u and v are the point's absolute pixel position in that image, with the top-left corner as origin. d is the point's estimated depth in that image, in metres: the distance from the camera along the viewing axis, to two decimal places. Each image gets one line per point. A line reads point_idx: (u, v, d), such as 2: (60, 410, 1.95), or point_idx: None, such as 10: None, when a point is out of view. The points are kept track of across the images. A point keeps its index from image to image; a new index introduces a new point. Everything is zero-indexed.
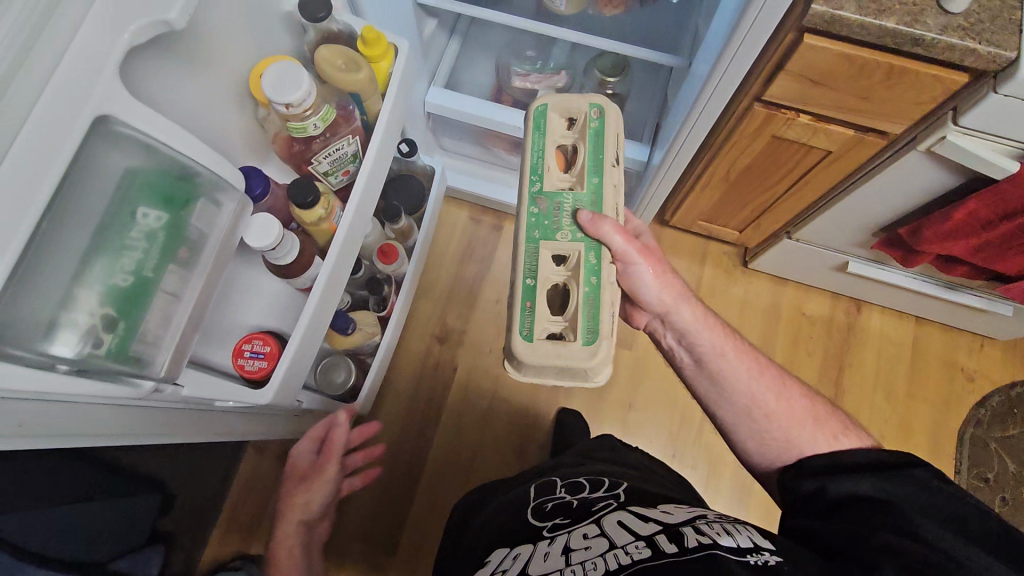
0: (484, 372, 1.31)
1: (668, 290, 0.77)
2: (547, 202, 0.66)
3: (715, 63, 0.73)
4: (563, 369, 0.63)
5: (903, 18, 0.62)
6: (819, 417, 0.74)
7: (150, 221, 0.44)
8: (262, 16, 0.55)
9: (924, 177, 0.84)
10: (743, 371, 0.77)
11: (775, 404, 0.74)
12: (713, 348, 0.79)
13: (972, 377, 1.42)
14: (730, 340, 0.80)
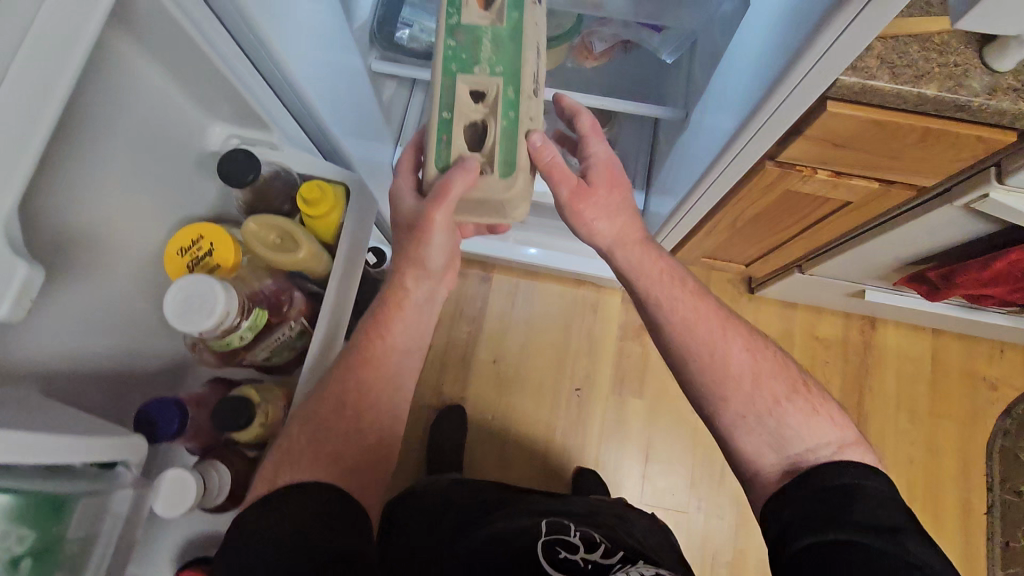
0: (485, 436, 1.23)
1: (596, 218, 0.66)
2: (466, 35, 0.54)
3: (723, 144, 0.63)
4: (481, 203, 0.55)
5: (945, 82, 0.52)
6: (765, 374, 0.62)
7: (20, 549, 0.46)
8: (163, 191, 0.62)
9: (957, 226, 0.75)
10: (685, 314, 0.65)
11: (712, 342, 0.63)
12: (658, 293, 0.67)
13: (995, 387, 1.32)
14: (676, 277, 0.67)
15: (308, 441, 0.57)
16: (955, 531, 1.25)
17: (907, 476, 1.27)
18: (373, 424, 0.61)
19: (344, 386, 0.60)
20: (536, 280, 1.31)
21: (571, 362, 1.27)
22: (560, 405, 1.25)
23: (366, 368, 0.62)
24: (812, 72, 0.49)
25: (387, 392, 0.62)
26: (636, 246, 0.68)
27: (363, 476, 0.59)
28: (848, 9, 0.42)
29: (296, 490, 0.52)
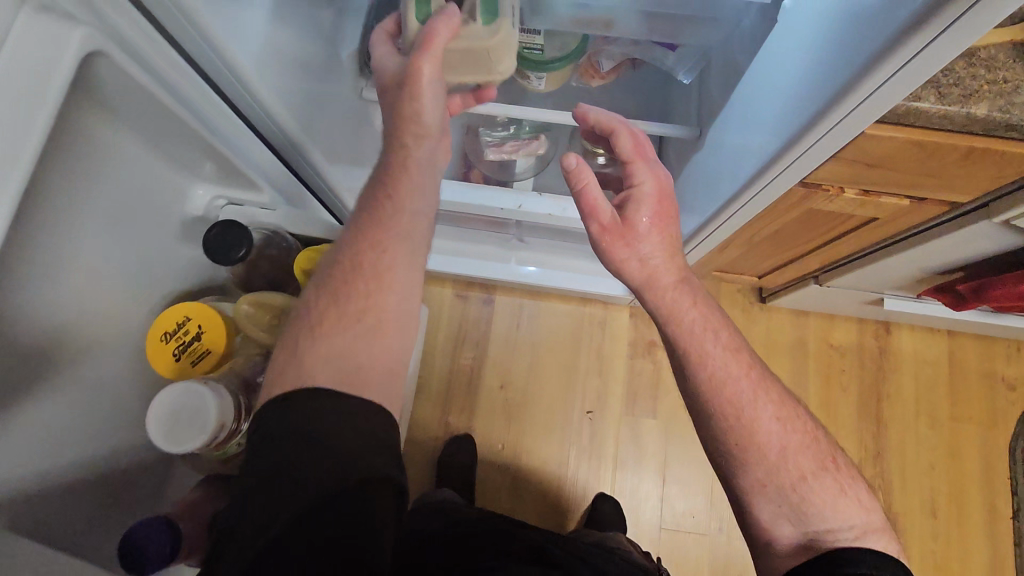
0: (495, 465, 1.19)
1: (623, 240, 0.60)
2: None
3: (754, 173, 0.59)
4: (469, 54, 0.56)
5: (995, 101, 0.48)
6: (795, 449, 0.56)
7: None
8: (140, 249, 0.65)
9: (991, 239, 0.71)
10: (713, 369, 0.57)
11: (747, 384, 0.57)
12: (688, 342, 0.59)
13: (1014, 386, 1.28)
14: (708, 327, 0.59)
15: (327, 335, 0.51)
16: (982, 539, 1.21)
17: (930, 484, 1.24)
18: (390, 293, 0.53)
19: (357, 258, 0.54)
20: (541, 299, 1.26)
21: (581, 383, 1.23)
22: (572, 428, 1.21)
23: (377, 231, 0.54)
24: (856, 112, 0.45)
25: (402, 258, 0.54)
26: (667, 288, 0.60)
27: (388, 362, 0.52)
28: (904, 49, 0.38)
29: (318, 393, 0.47)
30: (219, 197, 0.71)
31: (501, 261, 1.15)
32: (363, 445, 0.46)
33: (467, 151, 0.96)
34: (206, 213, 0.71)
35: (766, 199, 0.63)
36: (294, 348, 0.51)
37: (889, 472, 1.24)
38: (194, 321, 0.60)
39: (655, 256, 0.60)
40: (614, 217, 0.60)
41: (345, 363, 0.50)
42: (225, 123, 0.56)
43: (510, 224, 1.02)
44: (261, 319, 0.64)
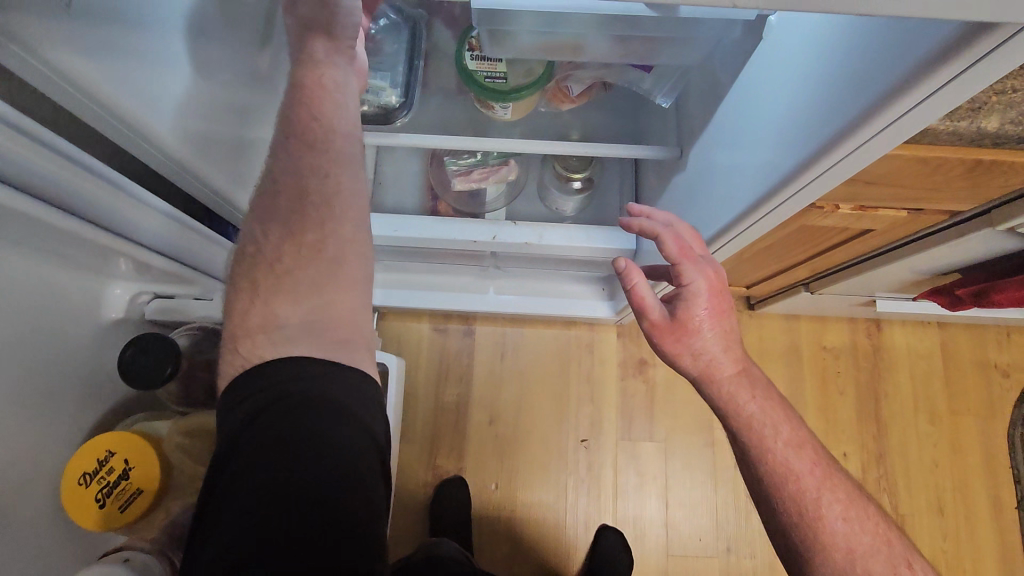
0: (490, 507, 1.13)
1: (676, 337, 0.59)
2: None
3: (748, 207, 0.53)
4: None
5: (1007, 113, 0.44)
6: (863, 553, 0.55)
7: None
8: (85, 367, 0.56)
9: (992, 244, 0.67)
10: (775, 464, 0.58)
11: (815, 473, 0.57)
12: (749, 434, 0.59)
13: (1007, 373, 1.26)
14: (768, 422, 0.59)
15: (291, 272, 0.51)
16: (992, 533, 1.19)
17: (935, 481, 1.21)
18: (341, 220, 0.52)
19: (300, 185, 0.51)
20: (524, 326, 1.21)
21: (573, 410, 1.18)
22: (568, 461, 1.15)
23: (317, 157, 0.51)
24: (873, 141, 0.40)
25: (345, 182, 0.53)
26: (725, 381, 0.59)
27: (350, 288, 0.52)
28: (945, 69, 0.33)
29: (305, 364, 0.47)
30: (143, 292, 0.62)
31: (478, 293, 1.09)
32: (353, 407, 0.48)
33: (431, 180, 0.89)
34: (128, 312, 0.61)
35: (759, 233, 0.59)
36: (259, 293, 0.51)
37: (894, 474, 1.21)
38: (120, 456, 0.50)
39: (710, 349, 0.59)
40: (664, 315, 0.59)
41: (316, 304, 0.51)
42: (102, 193, 0.50)
43: (486, 256, 0.96)
44: (200, 448, 0.57)
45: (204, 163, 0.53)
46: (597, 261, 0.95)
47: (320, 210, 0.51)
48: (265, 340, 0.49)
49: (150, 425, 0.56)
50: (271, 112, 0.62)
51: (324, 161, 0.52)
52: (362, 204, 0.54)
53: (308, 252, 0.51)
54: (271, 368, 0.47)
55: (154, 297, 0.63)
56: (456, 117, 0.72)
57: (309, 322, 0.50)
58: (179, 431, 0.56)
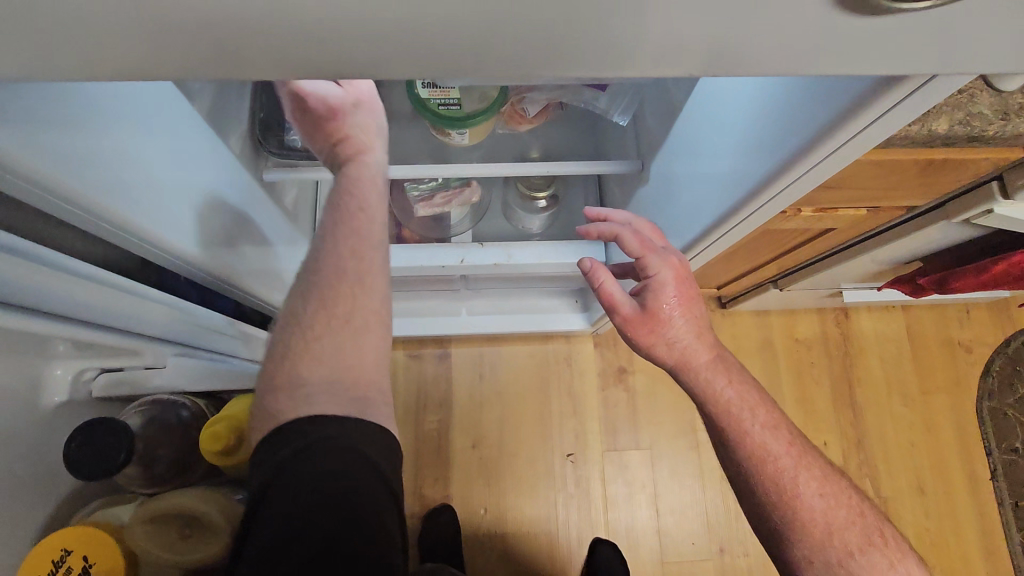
0: (481, 532, 1.10)
1: (647, 328, 0.57)
2: None
3: (713, 222, 0.53)
4: None
5: (954, 114, 0.45)
6: (840, 527, 0.55)
7: None
8: None
9: (948, 235, 0.68)
10: (751, 446, 0.57)
11: (786, 449, 0.57)
12: (726, 418, 0.58)
13: (971, 349, 1.30)
14: (746, 406, 0.58)
15: (318, 342, 0.50)
16: (970, 507, 1.22)
17: (911, 460, 1.24)
18: (369, 292, 0.52)
19: (338, 268, 0.52)
20: (501, 344, 1.19)
21: (556, 426, 1.17)
22: (555, 478, 1.14)
23: (355, 241, 0.53)
24: (830, 158, 0.40)
25: (373, 264, 0.53)
26: (703, 369, 0.58)
27: (374, 352, 0.52)
28: (883, 98, 0.33)
29: (326, 420, 0.46)
30: (88, 368, 0.53)
31: (450, 316, 1.07)
32: (364, 450, 0.46)
33: (394, 210, 0.87)
34: (75, 392, 0.52)
35: (727, 242, 0.58)
36: (288, 355, 0.50)
37: (872, 459, 1.23)
38: (77, 554, 0.44)
39: (684, 339, 0.57)
40: (634, 308, 0.57)
41: (342, 371, 0.49)
42: (58, 285, 0.42)
43: (455, 280, 0.95)
44: (165, 536, 0.50)
45: (178, 232, 0.49)
46: (569, 275, 0.95)
47: (347, 293, 0.51)
48: (287, 399, 0.47)
49: (109, 514, 0.50)
50: (232, 163, 0.57)
51: (340, 258, 0.52)
52: (365, 299, 0.52)
53: (308, 343, 0.50)
54: (290, 427, 0.46)
55: (103, 373, 0.55)
56: (412, 146, 0.71)
57: (331, 380, 0.49)
58: (145, 519, 0.50)
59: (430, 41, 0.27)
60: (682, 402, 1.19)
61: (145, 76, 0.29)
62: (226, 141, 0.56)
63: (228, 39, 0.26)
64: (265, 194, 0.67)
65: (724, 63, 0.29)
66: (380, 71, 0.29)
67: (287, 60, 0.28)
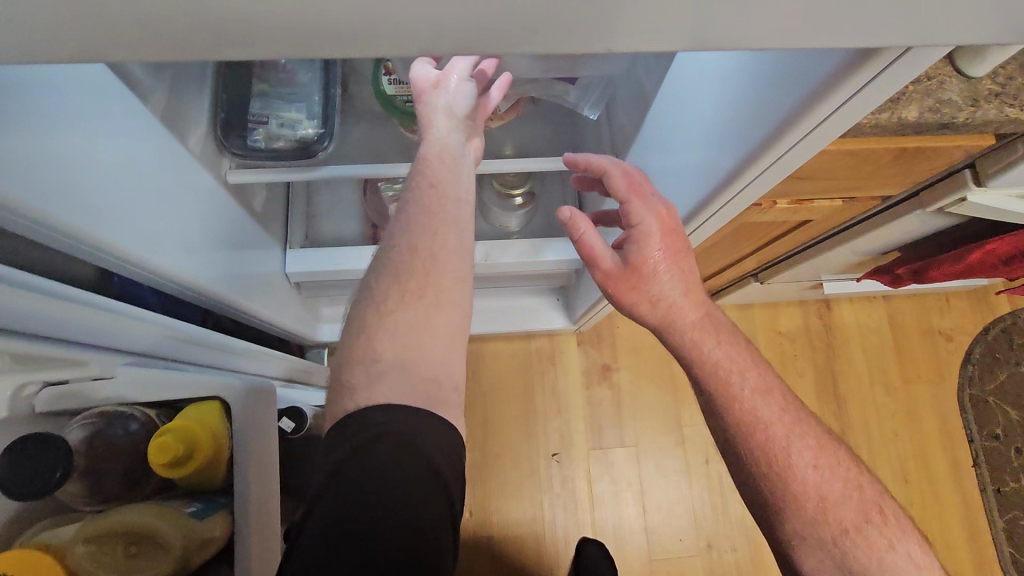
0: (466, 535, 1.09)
1: (631, 283, 0.55)
2: None
3: (691, 209, 0.52)
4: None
5: (924, 102, 0.44)
6: (834, 502, 0.55)
7: None
8: None
9: (925, 224, 0.68)
10: (744, 412, 0.56)
11: (781, 417, 0.56)
12: (715, 383, 0.57)
13: (951, 337, 1.31)
14: (735, 369, 0.57)
15: (391, 318, 0.47)
16: (954, 492, 1.23)
17: (895, 448, 1.25)
18: (443, 271, 0.49)
19: (412, 244, 0.49)
20: (484, 345, 1.18)
21: (541, 426, 1.15)
22: (541, 478, 1.13)
23: (429, 219, 0.50)
24: (805, 141, 0.39)
25: (451, 242, 0.50)
26: (689, 329, 0.56)
27: (448, 335, 0.48)
28: (857, 75, 0.32)
29: (402, 410, 0.42)
30: (30, 381, 0.37)
31: None
32: (433, 459, 0.41)
33: (368, 211, 0.84)
34: (14, 411, 0.36)
35: (703, 234, 0.58)
36: (364, 331, 0.48)
37: (857, 448, 1.24)
38: None
39: (670, 294, 0.55)
40: (616, 263, 0.55)
41: (414, 351, 0.46)
42: None
43: None
44: (116, 554, 0.36)
45: (145, 242, 0.46)
46: (549, 273, 0.93)
47: (421, 268, 0.48)
48: (362, 374, 0.45)
49: (53, 532, 0.36)
50: (190, 161, 0.55)
51: (416, 235, 0.49)
52: (438, 272, 0.48)
53: (376, 323, 0.47)
54: (382, 408, 0.42)
55: (47, 387, 0.38)
56: (382, 146, 0.70)
57: (402, 362, 0.45)
58: (91, 535, 0.36)
59: (371, 25, 0.25)
60: (666, 398, 1.18)
61: (80, 61, 0.27)
62: (183, 142, 0.54)
63: (170, 13, 0.24)
64: (231, 197, 0.65)
65: (706, 33, 0.27)
66: (333, 51, 0.27)
67: (237, 39, 0.26)
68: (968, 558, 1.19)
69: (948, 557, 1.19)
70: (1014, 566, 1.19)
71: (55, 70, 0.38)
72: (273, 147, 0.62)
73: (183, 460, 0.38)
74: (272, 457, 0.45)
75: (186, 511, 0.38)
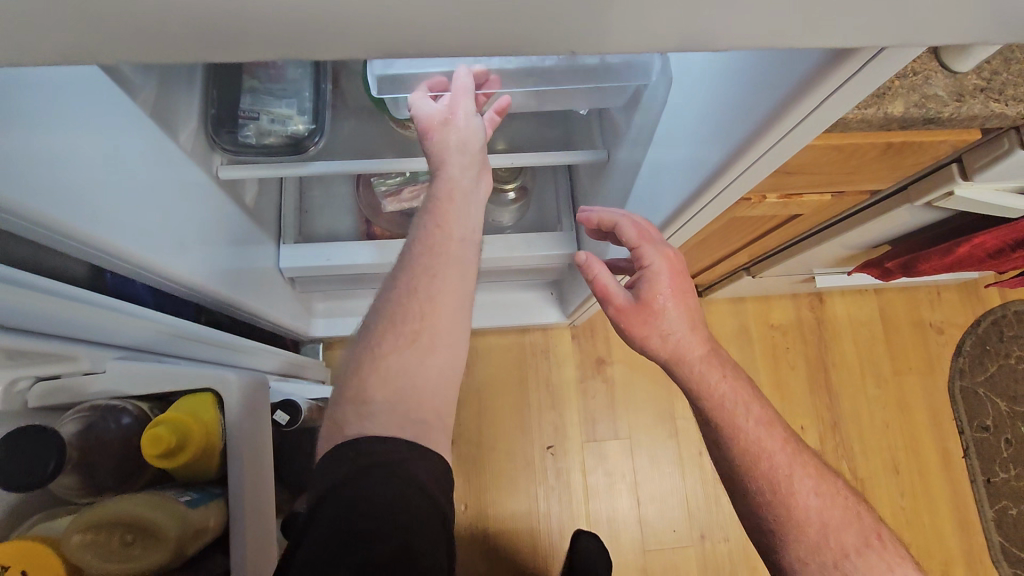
0: (461, 528, 1.10)
1: (644, 320, 0.56)
2: None
3: (680, 201, 0.52)
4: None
5: (910, 97, 0.45)
6: (835, 526, 0.55)
7: None
8: None
9: (914, 218, 0.68)
10: (749, 442, 0.57)
11: (785, 451, 0.57)
12: (722, 415, 0.57)
13: (942, 330, 1.32)
14: (740, 402, 0.58)
15: (386, 362, 0.47)
16: (944, 483, 1.24)
17: (887, 441, 1.26)
18: (440, 313, 0.49)
19: (409, 286, 0.50)
20: (478, 339, 1.18)
21: (535, 420, 1.16)
22: (535, 470, 1.14)
23: (429, 257, 0.50)
24: (790, 135, 0.39)
25: (451, 283, 0.50)
26: (697, 362, 0.57)
27: (442, 375, 0.48)
28: (837, 73, 0.32)
29: (380, 440, 0.42)
30: (22, 376, 0.38)
31: None
32: (424, 487, 0.41)
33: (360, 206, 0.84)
34: (9, 404, 0.37)
35: (694, 228, 0.58)
36: (361, 372, 0.48)
37: (849, 441, 1.25)
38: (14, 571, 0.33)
39: (679, 331, 0.56)
40: (629, 299, 0.56)
41: (408, 392, 0.46)
42: None
43: None
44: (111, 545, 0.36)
45: (135, 238, 0.46)
46: (541, 267, 0.94)
47: (416, 311, 0.48)
48: (355, 412, 0.45)
49: (47, 526, 0.36)
50: (181, 158, 0.55)
51: (413, 280, 0.50)
52: (435, 316, 0.48)
53: (371, 366, 0.47)
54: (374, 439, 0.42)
55: (40, 381, 0.39)
56: (374, 139, 0.70)
57: (397, 400, 0.45)
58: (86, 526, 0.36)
59: (356, 25, 0.25)
60: (659, 391, 1.19)
61: (67, 63, 0.27)
62: (173, 138, 0.54)
63: (152, 14, 0.24)
64: (222, 192, 0.65)
65: (690, 35, 0.27)
66: (322, 52, 0.27)
67: (222, 40, 0.26)
68: (958, 548, 1.21)
69: (937, 547, 1.21)
70: (1002, 554, 1.21)
71: (45, 71, 0.38)
72: (264, 143, 0.63)
73: (171, 453, 0.39)
74: (268, 448, 0.44)
75: (180, 501, 0.38)
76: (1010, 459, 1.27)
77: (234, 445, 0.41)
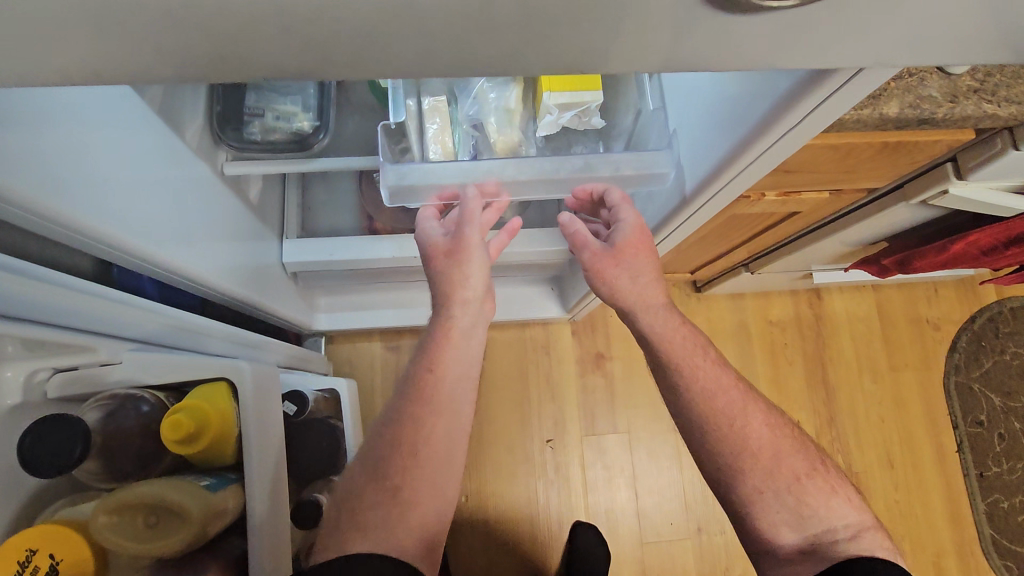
0: (461, 519, 1.11)
1: (612, 266, 0.60)
2: None
3: (667, 211, 0.56)
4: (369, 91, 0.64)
5: (904, 97, 0.45)
6: (785, 452, 0.57)
7: None
8: None
9: (910, 216, 0.69)
10: (705, 379, 0.59)
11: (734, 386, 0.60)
12: (671, 352, 0.61)
13: (939, 326, 1.33)
14: (697, 345, 0.62)
15: (369, 510, 0.47)
16: (938, 477, 1.26)
17: (882, 435, 1.27)
18: (426, 460, 0.51)
19: (399, 431, 0.52)
20: None
21: (535, 414, 1.18)
22: (535, 464, 1.15)
23: (422, 402, 0.54)
24: (781, 140, 0.40)
25: (439, 429, 0.53)
26: (659, 308, 0.62)
27: (423, 527, 0.48)
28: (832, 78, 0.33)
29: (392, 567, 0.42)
30: (41, 367, 0.38)
31: (422, 306, 1.07)
32: None
33: (364, 202, 0.85)
34: (28, 397, 0.38)
35: (692, 228, 0.59)
36: (341, 520, 0.48)
37: (844, 435, 1.27)
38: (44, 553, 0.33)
39: (643, 276, 0.61)
40: (601, 246, 0.61)
41: (385, 538, 0.46)
42: None
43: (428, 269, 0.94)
44: (133, 526, 0.37)
45: (144, 236, 0.47)
46: (542, 262, 0.95)
47: (403, 459, 0.50)
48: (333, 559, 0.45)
49: (72, 510, 0.38)
50: (187, 153, 0.56)
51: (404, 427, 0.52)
52: (421, 465, 0.51)
53: (354, 516, 0.47)
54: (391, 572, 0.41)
55: (58, 372, 0.40)
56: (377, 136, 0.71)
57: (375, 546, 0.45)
58: (109, 509, 0.37)
59: (367, 42, 0.26)
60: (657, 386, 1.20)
61: (89, 82, 0.27)
62: (178, 135, 0.55)
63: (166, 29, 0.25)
64: (227, 188, 0.66)
65: (685, 54, 0.28)
66: (332, 71, 0.28)
67: (234, 54, 0.26)
68: (950, 541, 1.23)
69: (930, 540, 1.22)
70: (992, 546, 1.23)
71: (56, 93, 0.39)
72: (268, 140, 0.63)
73: (192, 438, 0.40)
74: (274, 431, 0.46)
75: (201, 485, 0.41)
76: (1002, 455, 1.28)
77: (248, 442, 0.43)
